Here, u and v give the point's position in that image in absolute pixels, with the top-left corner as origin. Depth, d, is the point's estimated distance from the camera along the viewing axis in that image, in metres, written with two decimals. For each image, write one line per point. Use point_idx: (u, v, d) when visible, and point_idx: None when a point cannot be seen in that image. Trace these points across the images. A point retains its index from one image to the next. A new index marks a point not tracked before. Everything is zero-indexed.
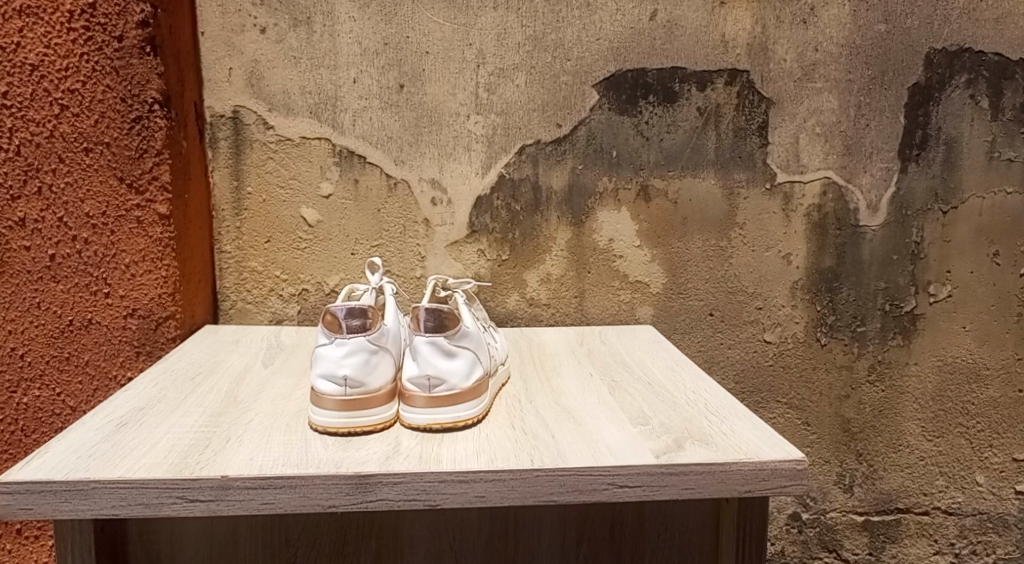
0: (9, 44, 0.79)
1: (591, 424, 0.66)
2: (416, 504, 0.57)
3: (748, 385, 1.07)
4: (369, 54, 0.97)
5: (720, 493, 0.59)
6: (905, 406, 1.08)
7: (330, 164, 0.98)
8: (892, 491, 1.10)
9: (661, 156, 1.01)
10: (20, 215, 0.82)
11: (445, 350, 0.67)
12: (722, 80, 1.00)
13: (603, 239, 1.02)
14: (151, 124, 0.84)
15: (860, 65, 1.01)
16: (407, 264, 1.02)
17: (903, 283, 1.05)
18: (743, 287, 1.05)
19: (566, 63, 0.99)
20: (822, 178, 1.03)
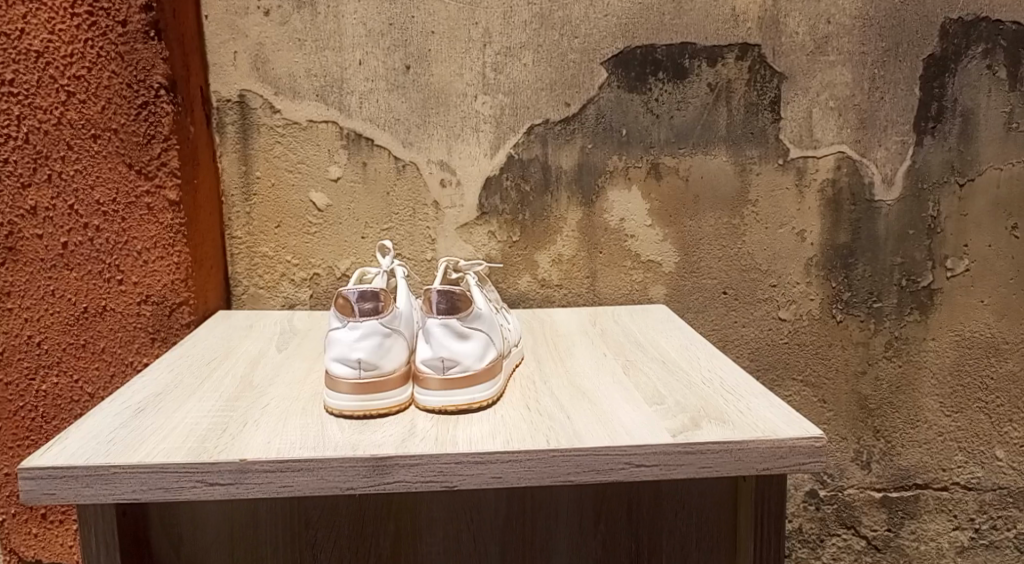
0: (14, 31, 0.79)
1: (606, 403, 0.66)
2: (434, 486, 0.57)
3: (763, 363, 1.06)
4: (374, 35, 0.96)
5: (736, 471, 0.59)
6: (923, 381, 1.07)
7: (339, 147, 0.98)
8: (910, 467, 1.09)
9: (671, 133, 1.00)
10: (32, 203, 0.82)
11: (458, 332, 0.67)
12: (733, 55, 0.99)
13: (614, 219, 1.02)
14: (158, 109, 0.84)
15: (873, 37, 0.99)
16: (418, 247, 1.01)
17: (919, 257, 1.04)
18: (757, 264, 1.04)
19: (574, 40, 0.98)
20: (836, 153, 1.01)
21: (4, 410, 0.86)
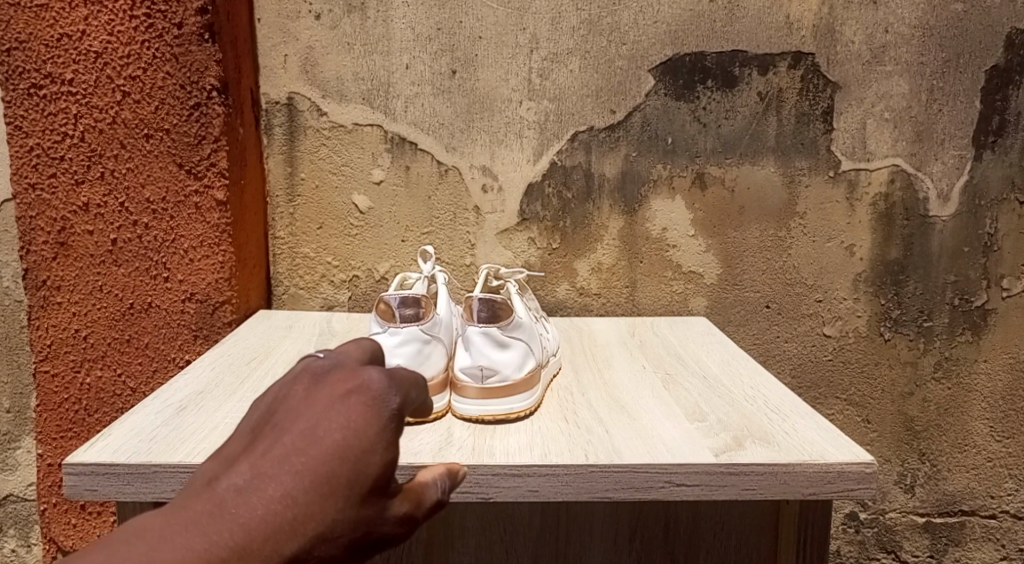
0: (75, 32, 0.81)
1: (646, 419, 0.65)
2: (470, 497, 0.57)
3: (806, 380, 1.03)
4: (422, 40, 0.96)
5: (782, 495, 0.57)
6: (973, 404, 1.03)
7: (382, 151, 0.98)
8: (957, 492, 1.05)
9: (718, 143, 0.98)
10: (84, 200, 0.84)
11: (498, 341, 0.67)
12: (785, 63, 0.97)
13: (656, 228, 1.00)
14: (209, 111, 0.85)
15: (933, 48, 0.96)
16: (457, 252, 1.01)
17: (973, 277, 1.01)
18: (802, 278, 1.01)
19: (622, 47, 0.96)
20: (890, 166, 0.98)
21: (50, 401, 0.89)
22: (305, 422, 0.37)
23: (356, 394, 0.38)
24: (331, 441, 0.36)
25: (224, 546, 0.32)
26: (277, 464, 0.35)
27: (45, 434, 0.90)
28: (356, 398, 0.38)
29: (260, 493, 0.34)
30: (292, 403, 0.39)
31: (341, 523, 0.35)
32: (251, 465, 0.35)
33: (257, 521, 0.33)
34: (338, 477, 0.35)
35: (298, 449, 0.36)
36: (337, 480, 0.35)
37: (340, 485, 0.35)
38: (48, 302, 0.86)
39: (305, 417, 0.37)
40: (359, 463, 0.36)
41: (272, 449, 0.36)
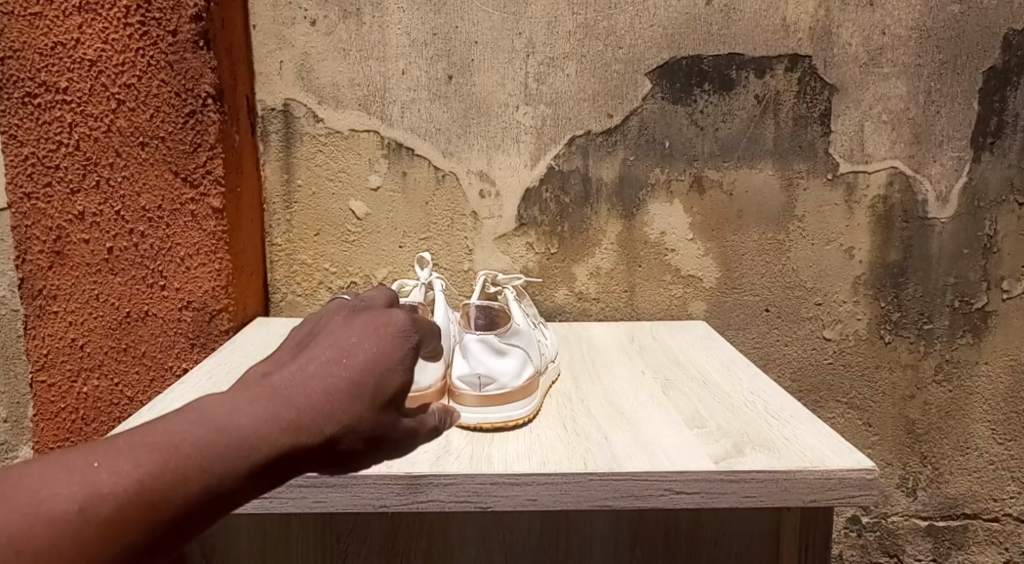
0: (69, 40, 0.80)
1: (645, 426, 0.64)
2: (468, 506, 0.56)
3: (806, 384, 1.03)
4: (418, 45, 0.96)
5: (783, 502, 0.56)
6: (974, 407, 1.03)
7: (379, 156, 0.98)
8: (959, 495, 1.05)
9: (716, 146, 0.98)
10: (80, 208, 0.84)
11: (495, 349, 0.67)
12: (783, 65, 0.96)
13: (654, 232, 1.00)
14: (204, 118, 0.85)
15: (930, 49, 0.96)
16: (455, 257, 1.01)
17: (973, 278, 1.00)
18: (802, 282, 1.01)
19: (619, 51, 0.96)
20: (888, 168, 0.98)
21: (46, 411, 0.88)
22: (345, 338, 0.46)
23: (386, 323, 0.47)
24: (365, 355, 0.45)
25: (284, 420, 0.41)
26: (324, 367, 0.44)
27: (42, 444, 0.89)
28: (387, 327, 0.47)
29: (307, 386, 0.43)
30: (333, 323, 0.48)
31: (371, 419, 0.44)
32: (303, 365, 0.44)
33: (305, 406, 0.42)
34: (367, 385, 0.44)
35: (340, 358, 0.44)
36: (367, 385, 0.44)
37: (369, 390, 0.44)
38: (45, 312, 0.86)
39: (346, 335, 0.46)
40: (385, 377, 0.45)
41: (317, 356, 0.45)
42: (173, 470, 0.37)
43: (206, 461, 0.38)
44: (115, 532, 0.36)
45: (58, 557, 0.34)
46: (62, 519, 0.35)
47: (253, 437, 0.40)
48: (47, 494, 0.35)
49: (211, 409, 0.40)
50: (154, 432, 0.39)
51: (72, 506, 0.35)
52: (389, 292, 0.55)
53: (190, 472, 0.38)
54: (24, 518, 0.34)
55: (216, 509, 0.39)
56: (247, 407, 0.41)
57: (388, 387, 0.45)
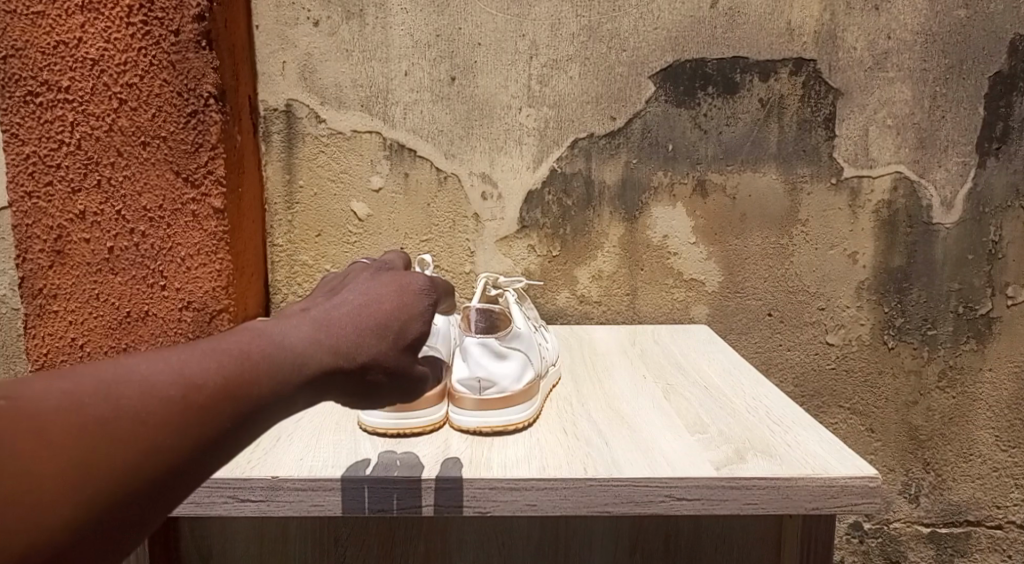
0: (72, 39, 0.80)
1: (646, 431, 0.64)
2: (467, 511, 0.56)
3: (808, 389, 1.02)
4: (421, 46, 0.95)
5: (784, 510, 0.56)
6: (977, 413, 1.02)
7: (381, 158, 0.98)
8: (962, 502, 1.04)
9: (719, 150, 0.98)
10: (81, 208, 0.84)
11: (495, 352, 0.66)
12: (787, 69, 0.96)
13: (657, 236, 0.99)
14: (206, 118, 0.85)
15: (936, 54, 0.95)
16: (456, 259, 1.01)
17: (978, 284, 1.00)
18: (805, 286, 1.00)
19: (622, 53, 0.96)
20: (893, 173, 0.97)
21: None
22: (372, 290, 0.52)
23: (406, 280, 0.54)
24: (389, 302, 0.51)
25: (332, 343, 0.46)
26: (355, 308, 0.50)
27: None
28: (408, 283, 0.54)
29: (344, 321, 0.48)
30: (354, 282, 0.55)
31: (399, 353, 0.50)
32: (335, 305, 0.49)
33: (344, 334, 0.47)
34: (392, 326, 0.50)
35: (371, 302, 0.51)
36: (393, 326, 0.51)
37: (394, 330, 0.50)
38: (45, 311, 0.86)
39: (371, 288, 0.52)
40: (407, 322, 0.51)
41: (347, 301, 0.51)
42: (251, 366, 0.41)
43: (276, 363, 0.42)
44: (214, 412, 0.39)
45: (167, 429, 0.37)
46: (167, 401, 0.37)
47: (307, 351, 0.44)
48: (147, 377, 0.38)
49: (269, 327, 0.44)
50: (221, 342, 0.42)
51: (174, 391, 0.38)
52: (402, 254, 0.66)
53: (265, 370, 0.41)
54: (132, 398, 0.37)
55: (282, 409, 0.43)
56: (297, 328, 0.45)
57: (411, 329, 0.51)
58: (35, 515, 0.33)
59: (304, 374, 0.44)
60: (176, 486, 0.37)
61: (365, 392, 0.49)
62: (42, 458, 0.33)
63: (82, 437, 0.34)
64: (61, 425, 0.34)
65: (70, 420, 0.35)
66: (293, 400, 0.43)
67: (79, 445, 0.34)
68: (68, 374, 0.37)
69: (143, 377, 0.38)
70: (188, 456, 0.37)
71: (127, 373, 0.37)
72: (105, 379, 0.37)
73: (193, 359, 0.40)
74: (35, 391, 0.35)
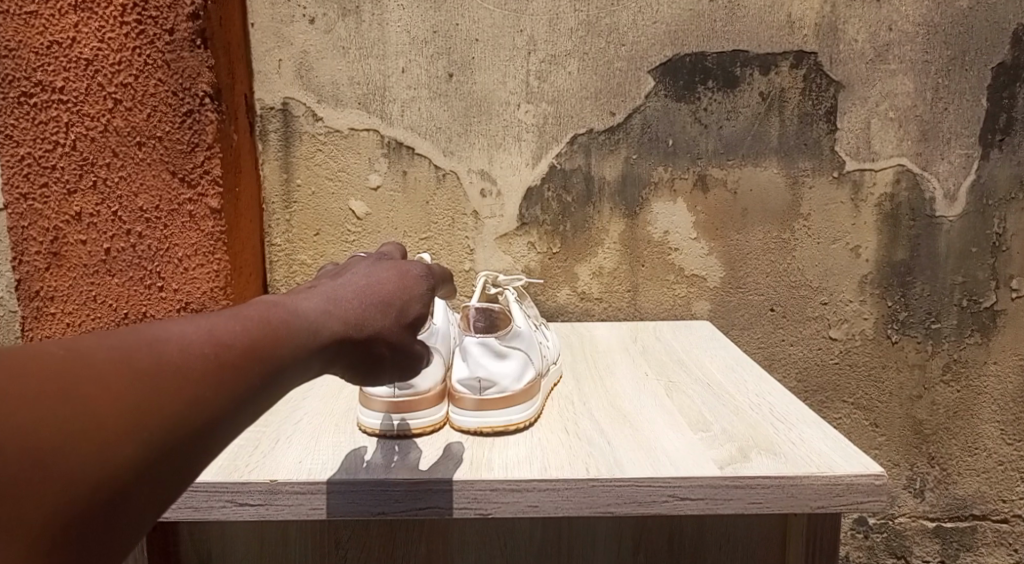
0: (66, 39, 0.79)
1: (649, 429, 0.63)
2: (468, 513, 0.55)
3: (811, 384, 1.02)
4: (418, 43, 0.94)
5: (789, 509, 0.55)
6: (983, 407, 1.01)
7: (379, 156, 0.97)
8: (967, 496, 1.04)
9: (720, 144, 0.97)
10: (77, 209, 0.83)
11: (495, 351, 0.65)
12: (788, 62, 0.95)
13: (658, 231, 0.99)
14: (202, 117, 0.83)
15: (938, 45, 0.94)
16: (456, 257, 1.00)
17: (982, 277, 0.99)
18: (807, 281, 0.99)
19: (621, 48, 0.95)
20: (895, 166, 0.97)
21: None
22: (373, 272, 0.54)
23: (405, 265, 0.56)
24: (391, 283, 0.53)
25: (342, 316, 0.47)
26: (360, 286, 0.51)
27: None
28: (407, 267, 0.56)
29: (351, 297, 0.50)
30: (355, 266, 0.56)
31: (401, 330, 0.52)
32: (340, 285, 0.51)
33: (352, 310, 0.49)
34: (395, 304, 0.52)
35: (375, 283, 0.52)
36: (396, 304, 0.52)
37: (397, 308, 0.52)
38: (42, 312, 0.86)
39: (372, 270, 0.54)
40: (409, 302, 0.53)
41: (352, 280, 0.52)
42: (272, 331, 0.42)
43: (294, 330, 0.43)
44: (248, 369, 0.39)
45: (207, 381, 0.37)
46: (203, 356, 0.37)
47: (319, 323, 0.45)
48: (184, 335, 0.38)
49: (283, 301, 0.45)
50: (243, 309, 0.42)
51: (208, 349, 0.38)
52: (399, 246, 0.66)
53: (286, 336, 0.42)
54: (171, 351, 0.37)
55: (301, 374, 0.43)
56: (306, 302, 0.46)
57: (411, 310, 0.53)
58: (98, 462, 0.32)
59: (318, 343, 0.45)
60: (220, 438, 0.37)
61: (367, 368, 0.50)
62: (99, 402, 0.33)
63: (136, 388, 0.34)
64: (111, 371, 0.34)
65: (121, 371, 0.34)
66: (309, 368, 0.44)
67: (136, 393, 0.34)
68: (105, 335, 0.37)
69: (180, 335, 0.38)
70: (230, 409, 0.38)
71: (162, 332, 0.37)
72: (145, 336, 0.37)
73: (220, 322, 0.40)
74: (81, 348, 0.35)
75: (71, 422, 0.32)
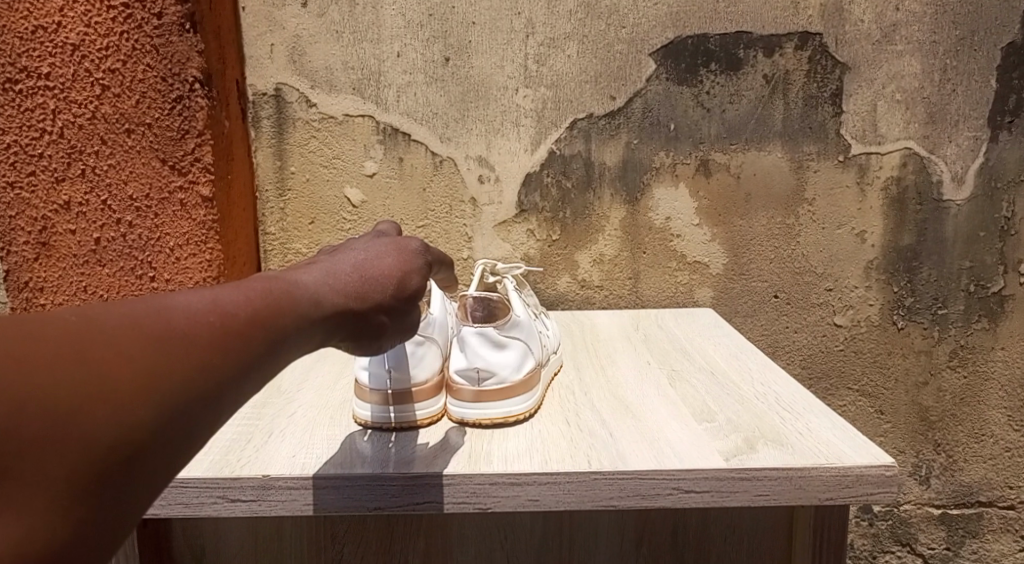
0: (51, 23, 0.77)
1: (652, 420, 0.62)
2: (466, 508, 0.54)
3: (816, 372, 1.00)
4: (413, 26, 0.92)
5: (796, 501, 0.54)
6: (990, 393, 1.00)
7: (374, 142, 0.95)
8: (974, 484, 1.02)
9: (722, 128, 0.95)
10: (65, 198, 0.81)
11: (494, 341, 0.63)
12: (792, 43, 0.93)
13: (659, 217, 0.97)
14: (192, 104, 0.81)
15: (947, 25, 0.92)
16: (453, 245, 0.98)
17: (990, 262, 0.97)
18: (812, 267, 0.98)
19: (622, 30, 0.92)
20: (902, 149, 0.95)
21: None
22: (372, 245, 0.52)
23: (404, 239, 0.54)
24: (393, 257, 0.51)
25: (343, 289, 0.46)
26: (360, 259, 0.50)
27: None
28: (406, 241, 0.54)
29: (351, 270, 0.48)
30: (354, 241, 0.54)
31: (401, 302, 0.50)
32: (340, 259, 0.49)
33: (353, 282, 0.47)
34: (394, 276, 0.50)
35: (375, 257, 0.50)
36: (396, 275, 0.50)
37: (396, 279, 0.50)
38: (32, 303, 0.84)
39: (371, 244, 0.52)
40: (409, 274, 0.51)
41: (352, 254, 0.50)
42: (277, 302, 0.40)
43: (298, 301, 0.42)
44: (257, 338, 0.38)
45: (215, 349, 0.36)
46: (211, 326, 0.36)
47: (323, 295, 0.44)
48: (191, 305, 0.36)
49: (285, 274, 0.44)
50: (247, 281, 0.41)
51: (216, 319, 0.37)
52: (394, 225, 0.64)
53: (290, 306, 0.41)
54: (180, 320, 0.35)
55: (305, 346, 0.42)
56: (307, 275, 0.45)
57: (412, 282, 0.52)
58: (113, 429, 0.31)
59: (322, 314, 0.43)
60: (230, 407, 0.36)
61: (367, 341, 0.49)
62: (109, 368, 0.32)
63: (146, 355, 0.33)
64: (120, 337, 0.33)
65: (132, 338, 0.33)
66: (312, 340, 0.43)
67: (147, 360, 0.33)
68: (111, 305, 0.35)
69: (187, 304, 0.36)
70: (239, 378, 0.36)
71: (168, 301, 0.36)
72: (152, 305, 0.35)
73: (225, 293, 0.38)
74: (89, 316, 0.33)
75: (84, 388, 0.31)
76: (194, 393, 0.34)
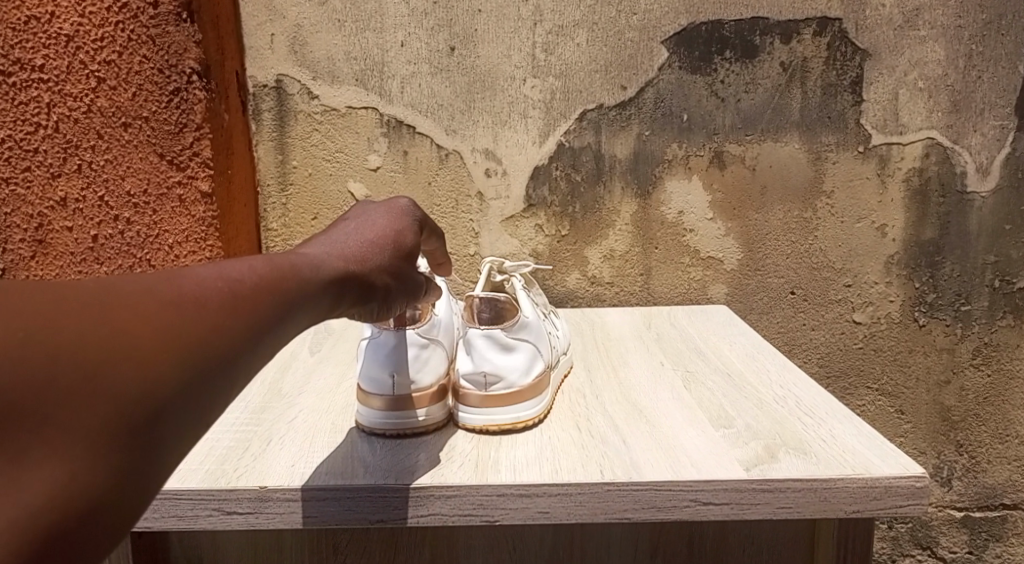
0: (44, 13, 0.74)
1: (666, 426, 0.59)
2: (473, 520, 0.51)
3: (834, 370, 0.97)
4: (417, 14, 0.89)
5: (820, 513, 0.51)
6: (1014, 392, 0.97)
7: (378, 135, 0.92)
8: (997, 485, 0.99)
9: (737, 118, 0.91)
10: (62, 194, 0.79)
11: (501, 344, 0.60)
12: (810, 29, 0.89)
13: (672, 212, 0.94)
14: (190, 96, 0.78)
15: (972, 9, 0.88)
16: (460, 241, 0.96)
17: (1015, 256, 0.94)
18: (830, 262, 0.94)
19: (633, 17, 0.89)
20: (924, 139, 0.91)
21: None
22: (361, 213, 0.50)
23: (393, 206, 0.52)
24: (382, 220, 0.49)
25: (344, 253, 0.44)
26: (354, 227, 0.48)
27: None
28: (394, 206, 0.52)
29: (347, 236, 0.46)
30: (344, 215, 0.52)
31: (400, 261, 0.48)
32: (332, 229, 0.47)
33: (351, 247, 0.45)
34: (389, 236, 0.48)
35: (367, 222, 0.48)
36: (390, 235, 0.48)
37: (392, 239, 0.48)
38: None
39: (360, 213, 0.50)
40: (402, 235, 0.49)
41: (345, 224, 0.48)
42: (281, 269, 0.38)
43: (302, 269, 0.40)
44: (265, 305, 0.36)
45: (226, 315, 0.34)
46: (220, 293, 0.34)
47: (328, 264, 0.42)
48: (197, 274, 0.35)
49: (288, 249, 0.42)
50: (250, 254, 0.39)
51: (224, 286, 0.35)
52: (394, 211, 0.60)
53: (294, 273, 0.39)
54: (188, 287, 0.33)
55: (315, 315, 0.40)
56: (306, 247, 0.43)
57: (406, 240, 0.49)
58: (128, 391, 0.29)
59: (329, 282, 0.41)
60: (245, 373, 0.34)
61: (373, 308, 0.46)
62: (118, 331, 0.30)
63: (155, 318, 0.31)
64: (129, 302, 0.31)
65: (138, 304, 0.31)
66: (323, 307, 0.41)
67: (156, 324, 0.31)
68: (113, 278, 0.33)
69: (192, 273, 0.34)
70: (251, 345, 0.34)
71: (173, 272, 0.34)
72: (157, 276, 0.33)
73: (226, 263, 0.36)
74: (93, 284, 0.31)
75: (92, 350, 0.29)
76: (206, 357, 0.32)
